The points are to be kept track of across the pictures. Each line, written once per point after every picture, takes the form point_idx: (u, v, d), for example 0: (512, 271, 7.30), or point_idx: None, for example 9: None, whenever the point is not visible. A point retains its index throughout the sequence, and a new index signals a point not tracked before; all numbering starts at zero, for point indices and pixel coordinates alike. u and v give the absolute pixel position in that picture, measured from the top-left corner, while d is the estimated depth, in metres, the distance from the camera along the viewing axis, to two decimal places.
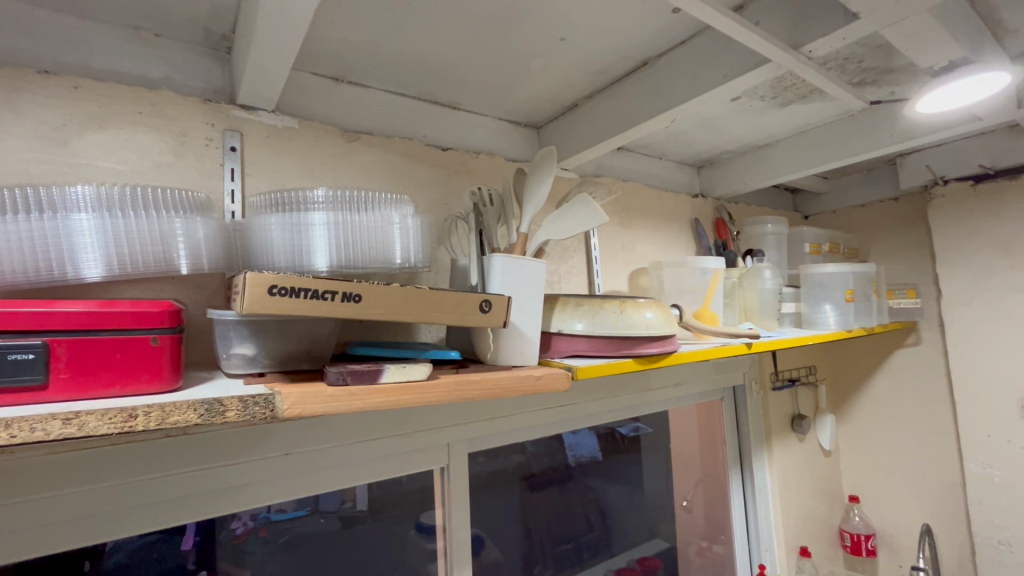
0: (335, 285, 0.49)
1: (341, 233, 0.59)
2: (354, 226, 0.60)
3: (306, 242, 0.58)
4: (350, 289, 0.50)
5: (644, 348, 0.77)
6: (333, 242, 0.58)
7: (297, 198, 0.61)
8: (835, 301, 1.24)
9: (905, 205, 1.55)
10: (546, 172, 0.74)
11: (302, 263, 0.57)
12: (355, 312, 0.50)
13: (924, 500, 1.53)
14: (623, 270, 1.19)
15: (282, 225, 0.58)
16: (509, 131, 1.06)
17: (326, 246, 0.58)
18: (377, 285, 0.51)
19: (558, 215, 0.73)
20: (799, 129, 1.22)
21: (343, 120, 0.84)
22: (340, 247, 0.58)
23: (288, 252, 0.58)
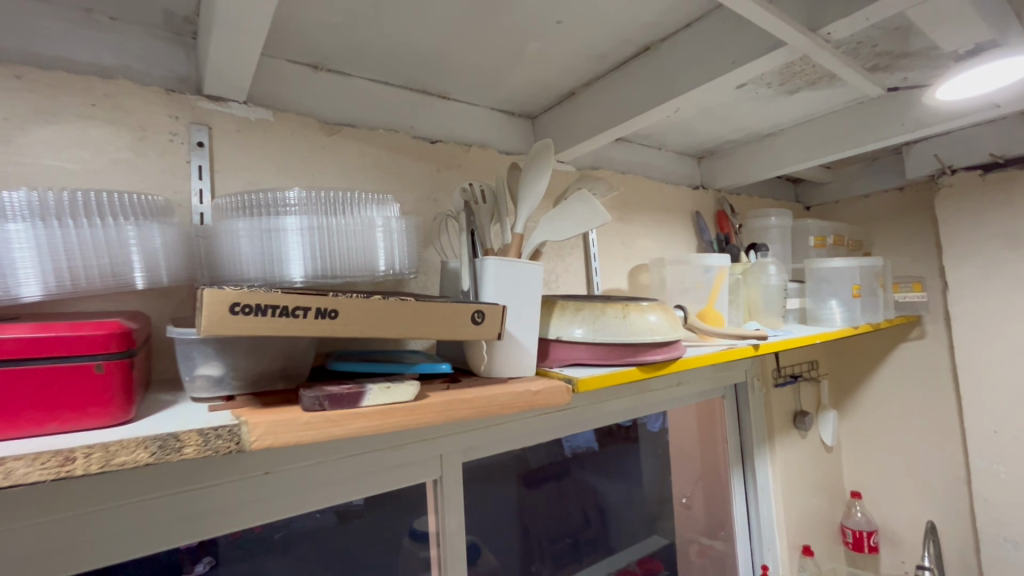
0: (310, 301, 0.44)
1: (319, 240, 0.53)
2: (334, 231, 0.54)
3: (280, 250, 0.52)
4: (326, 303, 0.44)
5: (648, 356, 0.71)
6: (312, 251, 0.53)
7: (267, 199, 0.54)
8: (841, 296, 1.20)
9: (911, 195, 1.50)
10: (541, 169, 0.68)
11: (275, 276, 0.52)
12: (333, 329, 0.45)
13: (927, 496, 1.50)
14: (623, 266, 1.14)
15: (253, 233, 0.52)
16: (502, 122, 1.00)
17: (301, 257, 0.52)
18: (359, 298, 0.46)
19: (555, 214, 0.67)
20: (805, 117, 1.17)
21: (322, 111, 0.78)
22: (318, 256, 0.53)
23: (260, 262, 0.52)
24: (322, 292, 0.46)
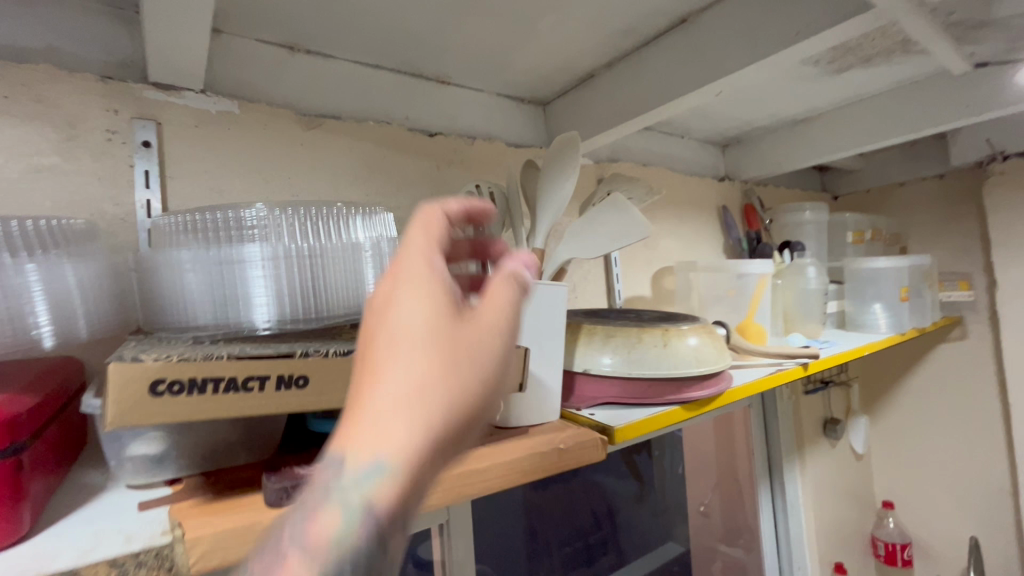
0: (272, 368, 0.32)
1: (295, 270, 0.42)
2: (314, 258, 0.42)
3: (244, 285, 0.40)
4: (294, 369, 0.33)
5: (694, 391, 0.60)
6: (286, 284, 0.41)
7: (220, 222, 0.43)
8: (886, 299, 1.09)
9: (953, 183, 1.37)
10: (564, 168, 0.55)
11: (237, 319, 0.40)
12: (305, 402, 0.33)
13: (968, 508, 1.40)
14: (646, 270, 1.02)
15: (207, 264, 0.40)
16: (510, 110, 0.87)
17: (272, 293, 0.41)
18: (339, 354, 0.34)
19: (583, 225, 0.55)
20: (849, 99, 1.04)
21: (300, 101, 0.65)
22: (294, 292, 0.41)
23: (216, 302, 0.40)
24: (290, 349, 0.34)
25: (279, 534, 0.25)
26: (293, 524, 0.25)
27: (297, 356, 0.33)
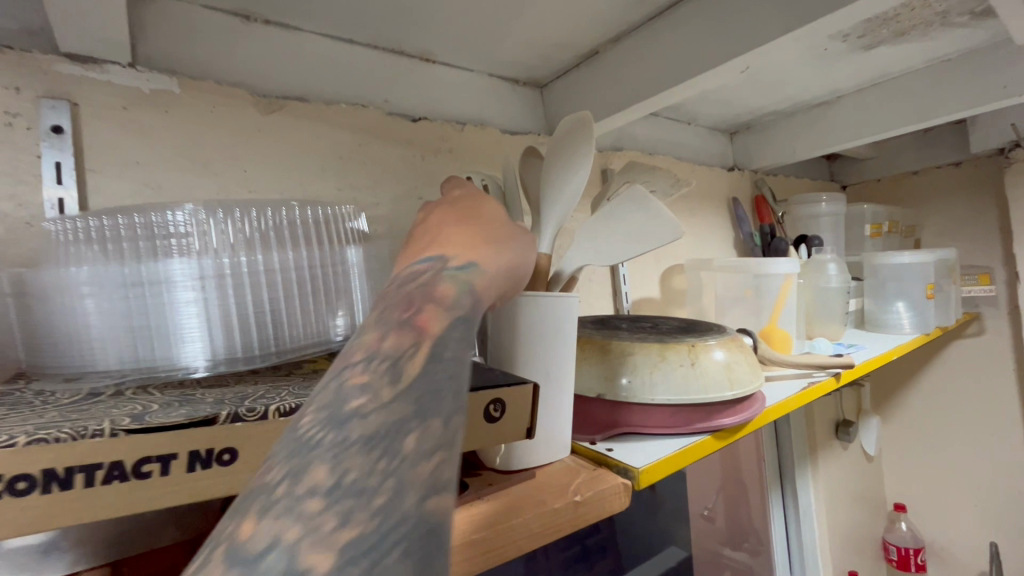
0: (185, 444, 0.25)
1: (238, 295, 0.33)
2: (261, 279, 0.35)
3: (171, 315, 0.31)
4: (216, 441, 0.26)
5: (726, 417, 0.52)
6: (225, 313, 0.33)
7: (134, 227, 0.33)
8: (911, 297, 1.01)
9: (971, 172, 1.30)
10: (574, 160, 0.45)
11: (160, 358, 0.31)
12: (232, 483, 0.27)
13: (986, 512, 1.34)
14: (655, 269, 0.93)
15: (121, 288, 0.31)
16: (504, 93, 0.77)
17: (207, 325, 0.32)
18: (281, 415, 0.28)
19: (600, 221, 0.46)
20: (872, 80, 0.95)
21: (256, 79, 0.55)
22: (235, 323, 0.33)
23: (131, 337, 0.31)
24: (217, 408, 0.28)
25: (404, 295, 0.27)
26: (416, 289, 0.27)
27: (222, 421, 0.26)
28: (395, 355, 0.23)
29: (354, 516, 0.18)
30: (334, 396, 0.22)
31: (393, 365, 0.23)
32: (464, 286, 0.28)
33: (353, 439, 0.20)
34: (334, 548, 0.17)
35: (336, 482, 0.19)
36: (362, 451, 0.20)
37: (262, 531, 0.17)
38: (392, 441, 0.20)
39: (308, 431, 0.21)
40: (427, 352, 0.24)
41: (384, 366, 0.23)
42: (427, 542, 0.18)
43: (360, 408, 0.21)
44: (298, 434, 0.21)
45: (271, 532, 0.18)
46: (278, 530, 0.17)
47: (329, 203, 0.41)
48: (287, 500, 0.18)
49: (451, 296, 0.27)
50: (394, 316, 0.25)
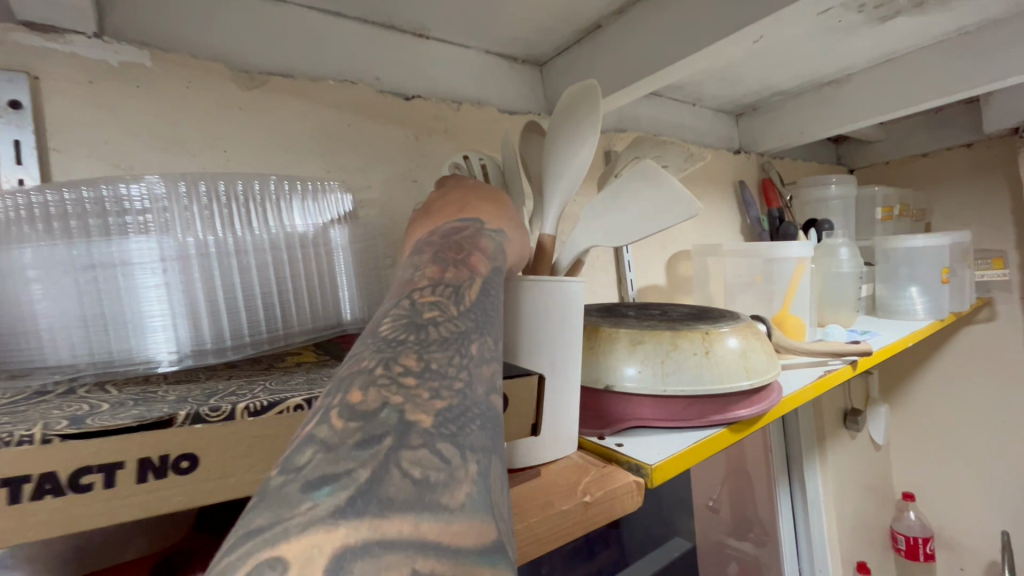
0: (133, 451, 0.22)
1: (206, 280, 0.31)
2: (230, 262, 0.32)
3: (130, 301, 0.29)
4: (172, 446, 0.23)
5: (742, 409, 0.48)
6: (191, 299, 0.30)
7: (82, 199, 0.29)
8: (925, 282, 0.98)
9: (983, 153, 1.26)
10: (580, 130, 0.42)
11: (118, 350, 0.28)
12: (193, 494, 0.24)
13: (997, 501, 1.32)
14: (660, 256, 0.90)
15: (74, 271, 0.28)
16: (502, 71, 0.73)
17: (170, 313, 0.29)
18: (250, 415, 0.25)
19: (612, 196, 0.43)
20: (885, 56, 0.92)
21: (235, 52, 0.51)
22: (202, 312, 0.30)
23: (86, 325, 0.28)
24: (175, 408, 0.25)
25: (454, 243, 0.31)
26: (462, 239, 0.31)
27: (179, 423, 0.24)
28: (456, 284, 0.27)
29: (442, 391, 0.21)
30: (407, 309, 0.25)
31: (455, 291, 0.27)
32: (497, 245, 0.32)
33: (433, 339, 0.24)
34: (430, 409, 0.20)
35: (425, 367, 0.22)
36: (442, 348, 0.23)
37: (371, 395, 0.20)
38: (460, 345, 0.24)
39: (389, 335, 0.24)
40: (479, 285, 0.28)
41: (447, 291, 0.27)
42: (493, 420, 0.22)
43: (435, 318, 0.25)
44: (378, 335, 0.24)
45: (378, 398, 0.21)
46: (385, 395, 0.21)
47: (309, 179, 0.37)
48: (386, 377, 0.21)
49: (490, 250, 0.31)
50: (447, 257, 0.29)
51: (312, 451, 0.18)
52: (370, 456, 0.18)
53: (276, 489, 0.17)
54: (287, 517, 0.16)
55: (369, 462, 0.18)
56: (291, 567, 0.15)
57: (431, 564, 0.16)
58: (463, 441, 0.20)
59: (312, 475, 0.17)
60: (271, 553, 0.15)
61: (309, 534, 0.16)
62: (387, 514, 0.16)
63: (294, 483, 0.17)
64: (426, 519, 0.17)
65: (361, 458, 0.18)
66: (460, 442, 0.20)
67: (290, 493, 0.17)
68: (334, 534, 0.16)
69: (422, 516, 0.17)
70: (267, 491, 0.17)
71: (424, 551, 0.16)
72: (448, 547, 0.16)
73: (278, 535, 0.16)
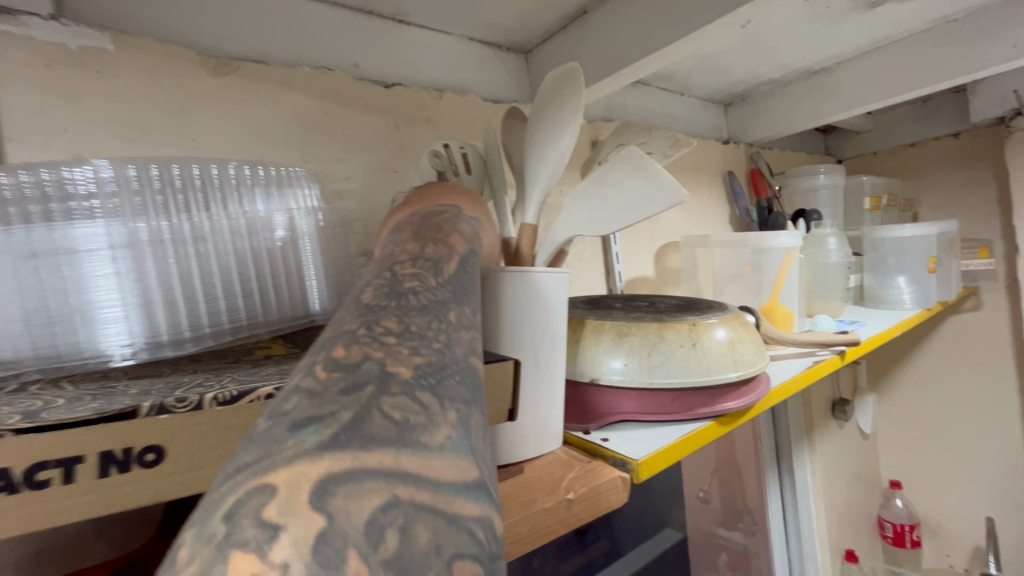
0: (95, 443, 0.21)
1: (161, 268, 0.30)
2: (188, 250, 0.32)
3: (80, 291, 0.28)
4: (136, 438, 0.22)
5: (729, 402, 0.48)
6: (144, 288, 0.29)
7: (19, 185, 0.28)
8: (913, 272, 0.98)
9: (970, 143, 1.26)
10: (562, 117, 0.40)
11: (67, 343, 0.27)
12: (160, 488, 0.23)
13: (982, 489, 1.34)
14: (649, 248, 0.89)
15: (15, 261, 0.26)
16: (485, 59, 0.72)
17: (122, 303, 0.28)
18: (220, 404, 0.24)
19: (597, 182, 0.42)
20: (874, 43, 0.91)
21: (203, 36, 0.49)
22: (157, 300, 0.29)
23: (29, 320, 0.26)
24: (139, 399, 0.23)
25: (433, 224, 0.29)
26: (442, 222, 0.30)
27: (143, 414, 0.22)
28: (435, 259, 0.26)
29: (422, 349, 0.20)
30: (387, 280, 0.24)
31: (435, 266, 0.26)
32: (474, 230, 0.31)
33: (413, 306, 0.23)
34: (410, 362, 0.19)
35: (405, 328, 0.21)
36: (422, 314, 0.22)
37: (354, 350, 0.19)
38: (438, 311, 0.23)
39: (371, 302, 0.23)
40: (457, 262, 0.27)
41: (427, 265, 0.26)
42: (473, 378, 0.21)
43: (415, 288, 0.24)
44: (360, 303, 0.23)
45: (361, 353, 0.19)
46: (368, 350, 0.19)
47: (270, 164, 0.37)
48: (368, 336, 0.20)
49: (468, 233, 0.30)
50: (427, 235, 0.28)
51: (297, 398, 0.17)
52: (353, 400, 0.17)
53: (261, 432, 0.16)
54: (274, 453, 0.15)
55: (352, 405, 0.17)
56: (279, 493, 0.14)
57: (413, 493, 0.15)
58: (443, 392, 0.19)
59: (298, 416, 0.17)
60: (259, 481, 0.15)
61: (294, 465, 0.15)
62: (369, 448, 0.16)
63: (278, 424, 0.16)
64: (406, 454, 0.16)
65: (345, 402, 0.17)
66: (441, 391, 0.19)
67: (275, 434, 0.16)
68: (317, 464, 0.15)
69: (403, 451, 0.16)
70: (251, 436, 0.16)
71: (405, 482, 0.15)
72: (429, 482, 0.16)
73: (264, 467, 0.15)
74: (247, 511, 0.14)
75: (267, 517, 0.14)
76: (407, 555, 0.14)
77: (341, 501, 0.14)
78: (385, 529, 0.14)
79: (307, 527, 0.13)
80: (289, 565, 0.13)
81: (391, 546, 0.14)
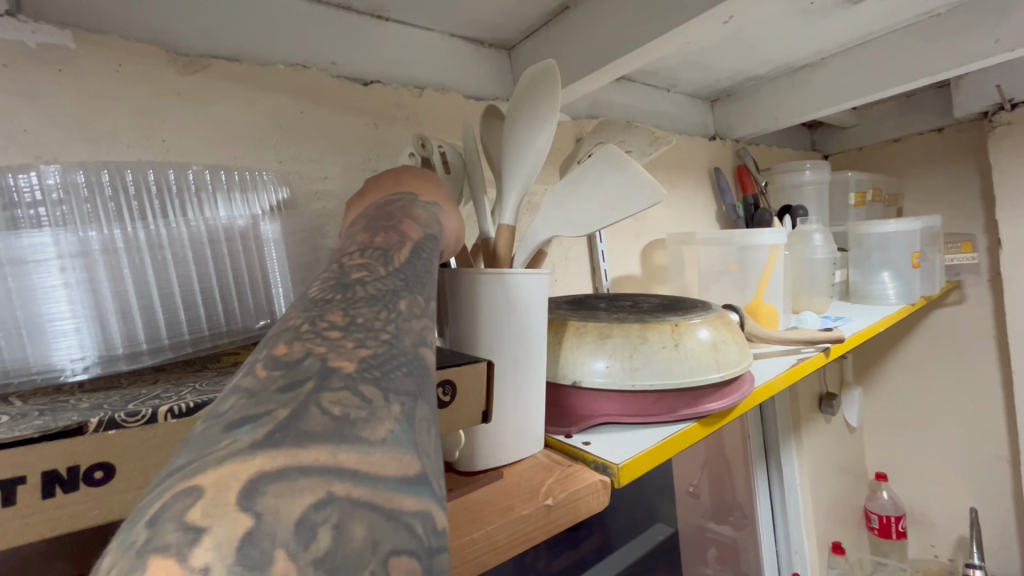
0: (36, 463, 0.20)
1: (115, 277, 0.29)
2: (144, 258, 0.31)
3: (29, 302, 0.27)
4: (81, 456, 0.21)
5: (712, 402, 0.47)
6: (97, 300, 0.29)
7: None
8: (897, 267, 0.98)
9: (953, 138, 1.27)
10: (540, 115, 0.40)
11: (14, 359, 0.26)
12: (112, 506, 0.22)
13: (965, 479, 1.36)
14: (635, 246, 0.88)
15: None
16: (467, 56, 0.70)
17: (73, 315, 0.28)
18: (175, 417, 0.23)
19: (579, 176, 0.41)
20: (858, 39, 0.91)
21: (172, 33, 0.47)
22: (110, 310, 0.29)
23: None
24: (87, 415, 0.22)
25: (385, 213, 0.29)
26: (394, 210, 0.29)
27: (90, 431, 0.21)
28: (385, 248, 0.25)
29: (368, 341, 0.19)
30: (335, 272, 0.23)
31: (384, 254, 0.25)
32: (432, 216, 0.30)
33: (360, 297, 0.21)
34: (353, 356, 0.18)
35: (350, 320, 0.20)
36: (370, 305, 0.21)
37: (295, 347, 0.18)
38: (389, 301, 0.22)
39: (316, 296, 0.22)
40: (410, 250, 0.26)
41: (376, 254, 0.25)
42: (423, 369, 0.20)
43: (362, 278, 0.23)
44: (305, 297, 0.22)
45: (302, 349, 0.18)
46: (309, 346, 0.18)
47: (234, 168, 0.37)
48: (311, 332, 0.19)
49: (424, 219, 0.29)
50: (379, 225, 0.27)
51: (235, 398, 0.17)
52: (291, 398, 0.16)
53: (198, 434, 0.16)
54: (206, 454, 0.15)
55: (290, 402, 0.16)
56: (206, 494, 0.14)
57: (350, 489, 0.15)
58: (389, 385, 0.18)
59: (234, 416, 0.16)
60: (187, 484, 0.14)
61: (223, 466, 0.14)
62: (305, 444, 0.15)
63: (214, 425, 0.16)
64: (344, 450, 0.15)
65: (282, 400, 0.16)
66: (386, 384, 0.18)
67: (209, 435, 0.15)
68: (249, 463, 0.14)
69: (341, 447, 0.15)
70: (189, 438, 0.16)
71: (342, 478, 0.15)
72: (369, 479, 0.15)
73: (195, 469, 0.14)
74: (171, 515, 0.13)
75: (190, 520, 0.13)
76: (340, 553, 0.13)
77: (271, 500, 0.14)
78: (317, 527, 0.14)
79: (231, 528, 0.13)
80: (210, 567, 0.12)
81: (323, 544, 0.13)
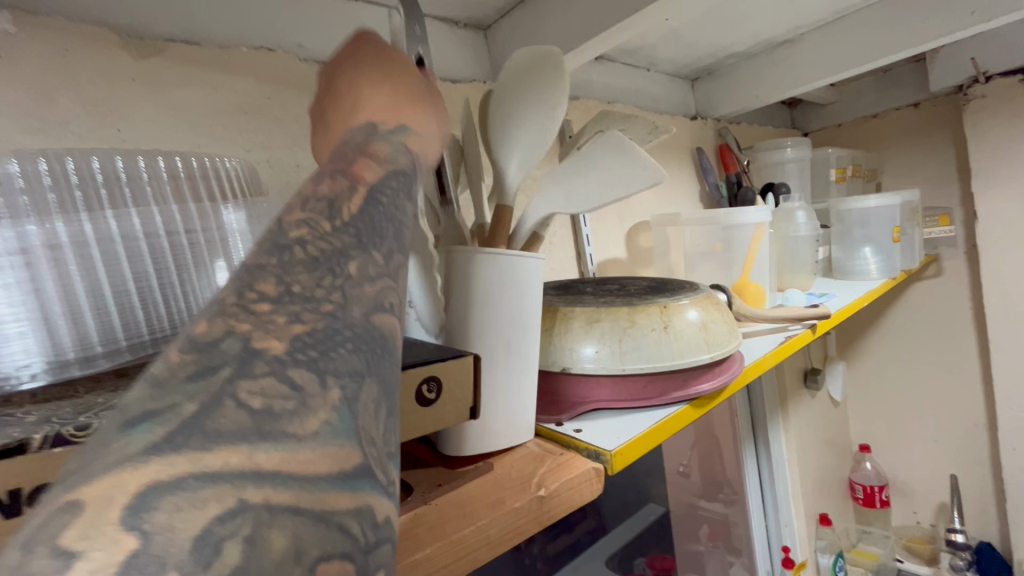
0: None
1: (61, 275, 0.27)
2: (92, 253, 0.29)
3: None
4: (23, 478, 0.19)
5: (704, 383, 0.47)
6: (42, 301, 0.27)
7: None
8: (877, 242, 0.99)
9: (930, 111, 1.28)
10: (545, 96, 0.39)
11: None
12: None
13: (944, 447, 1.40)
14: (620, 227, 0.87)
15: None
16: (441, 35, 0.68)
17: (17, 319, 0.26)
18: None
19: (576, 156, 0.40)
20: (837, 13, 0.90)
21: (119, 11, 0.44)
22: (56, 312, 0.27)
23: None
24: (31, 430, 0.20)
25: (339, 152, 0.26)
26: (349, 146, 0.26)
27: (35, 448, 0.19)
28: (333, 197, 0.22)
29: (307, 314, 0.18)
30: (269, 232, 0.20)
31: (330, 205, 0.21)
32: (398, 147, 0.28)
33: (299, 261, 0.19)
34: (286, 334, 0.17)
35: (285, 291, 0.18)
36: (310, 270, 0.19)
37: (216, 325, 0.16)
38: (335, 264, 0.20)
39: (246, 261, 0.19)
40: (364, 195, 0.23)
41: (320, 206, 0.21)
42: (375, 343, 0.19)
43: (303, 237, 0.20)
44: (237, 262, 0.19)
45: (223, 328, 0.16)
46: (231, 324, 0.16)
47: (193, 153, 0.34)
48: (237, 305, 0.17)
49: (386, 153, 0.27)
50: (330, 167, 0.24)
51: (137, 390, 0.15)
52: (201, 389, 0.15)
53: (93, 437, 0.14)
54: (97, 460, 0.13)
55: (198, 397, 0.15)
56: (85, 511, 0.12)
57: (268, 494, 0.14)
58: (326, 366, 0.17)
59: (132, 412, 0.14)
60: (68, 498, 0.12)
61: (111, 475, 0.13)
62: (211, 446, 0.14)
63: (110, 424, 0.14)
64: (263, 449, 0.14)
65: (191, 392, 0.15)
66: (323, 367, 0.17)
67: (103, 438, 0.14)
68: (140, 471, 0.13)
69: (260, 446, 0.14)
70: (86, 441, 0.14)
71: (258, 482, 0.14)
72: (295, 479, 0.14)
73: (79, 480, 0.13)
74: (44, 538, 0.11)
75: (63, 543, 0.11)
76: (254, 566, 0.12)
77: (163, 517, 0.12)
78: (223, 542, 0.12)
79: (111, 551, 0.11)
80: None
81: (232, 558, 0.12)
